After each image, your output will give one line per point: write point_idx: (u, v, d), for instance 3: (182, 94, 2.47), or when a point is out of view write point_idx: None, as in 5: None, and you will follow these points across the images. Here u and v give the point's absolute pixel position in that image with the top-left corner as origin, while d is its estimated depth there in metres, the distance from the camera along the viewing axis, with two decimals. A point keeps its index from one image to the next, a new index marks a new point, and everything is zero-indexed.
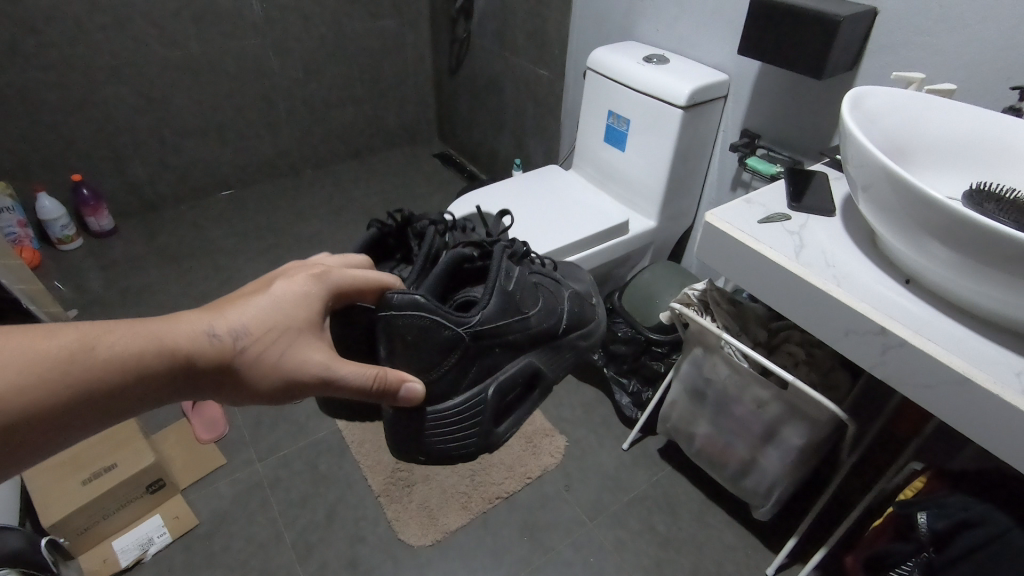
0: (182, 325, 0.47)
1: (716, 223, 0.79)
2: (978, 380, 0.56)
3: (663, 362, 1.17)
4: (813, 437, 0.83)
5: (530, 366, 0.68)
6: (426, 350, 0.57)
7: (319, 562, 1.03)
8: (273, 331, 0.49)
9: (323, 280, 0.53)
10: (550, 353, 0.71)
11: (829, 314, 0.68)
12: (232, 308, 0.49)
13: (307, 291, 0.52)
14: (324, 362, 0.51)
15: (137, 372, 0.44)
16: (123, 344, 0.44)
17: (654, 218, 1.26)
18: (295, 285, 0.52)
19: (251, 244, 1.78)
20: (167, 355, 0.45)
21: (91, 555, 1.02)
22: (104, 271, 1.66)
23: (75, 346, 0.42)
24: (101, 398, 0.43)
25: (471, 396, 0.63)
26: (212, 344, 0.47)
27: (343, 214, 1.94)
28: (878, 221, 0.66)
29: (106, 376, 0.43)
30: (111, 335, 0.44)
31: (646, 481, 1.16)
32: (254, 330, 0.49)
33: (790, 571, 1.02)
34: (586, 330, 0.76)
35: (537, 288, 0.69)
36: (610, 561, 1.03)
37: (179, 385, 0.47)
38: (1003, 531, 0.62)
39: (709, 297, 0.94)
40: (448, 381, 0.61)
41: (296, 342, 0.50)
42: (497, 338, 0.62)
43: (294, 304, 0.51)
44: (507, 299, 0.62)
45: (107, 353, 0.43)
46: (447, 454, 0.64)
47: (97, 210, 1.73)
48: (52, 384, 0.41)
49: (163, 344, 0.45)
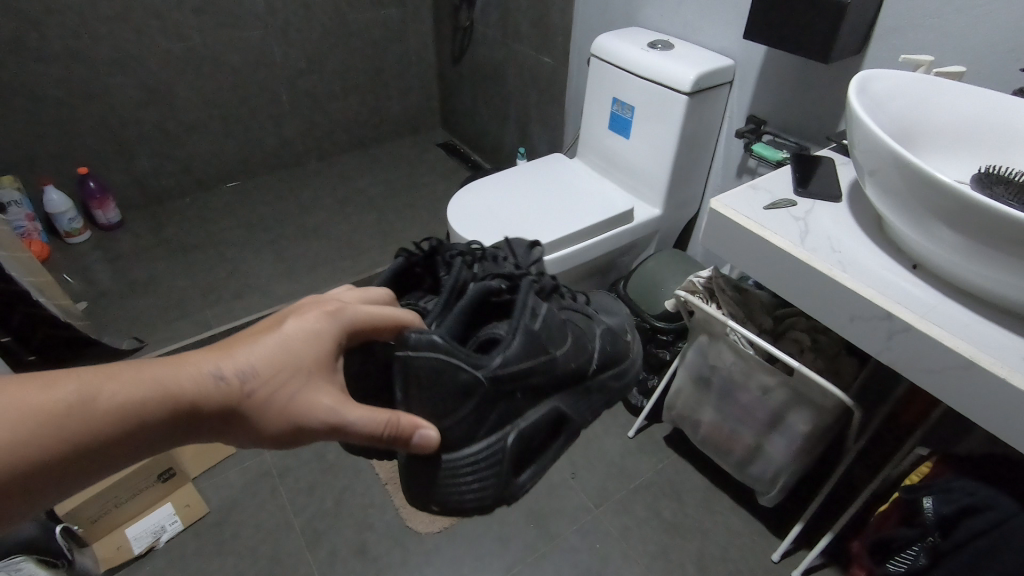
0: (187, 368, 0.44)
1: (721, 210, 0.78)
2: (983, 363, 0.56)
3: (668, 349, 1.18)
4: (818, 423, 0.83)
5: (554, 410, 0.62)
6: (443, 398, 0.52)
7: (329, 548, 1.04)
8: (282, 372, 0.46)
9: (335, 318, 0.50)
10: (578, 395, 0.66)
11: (835, 300, 0.68)
12: (242, 349, 0.46)
13: (319, 331, 0.49)
14: (333, 407, 0.47)
15: (139, 421, 0.41)
16: (123, 392, 0.41)
17: (659, 206, 1.25)
18: (307, 323, 0.49)
19: (256, 235, 1.79)
20: (170, 402, 0.42)
21: (104, 543, 1.03)
22: (112, 263, 1.67)
23: (76, 394, 0.40)
24: (101, 449, 0.40)
25: (492, 443, 0.56)
26: (218, 388, 0.44)
27: (347, 204, 1.94)
28: (884, 206, 0.65)
29: (106, 427, 0.40)
30: (113, 382, 0.41)
31: (652, 469, 1.17)
32: (263, 372, 0.45)
33: (795, 557, 1.03)
34: (616, 370, 0.72)
35: (565, 325, 0.64)
36: (616, 547, 1.04)
37: (182, 433, 0.44)
38: (1009, 515, 0.62)
39: (715, 284, 0.93)
40: (466, 424, 0.54)
41: (306, 384, 0.47)
42: (522, 382, 0.57)
43: (306, 342, 0.48)
44: (533, 339, 0.57)
45: (109, 402, 0.40)
46: (464, 500, 0.56)
47: (104, 203, 1.74)
48: (47, 436, 0.38)
49: (164, 390, 0.42)
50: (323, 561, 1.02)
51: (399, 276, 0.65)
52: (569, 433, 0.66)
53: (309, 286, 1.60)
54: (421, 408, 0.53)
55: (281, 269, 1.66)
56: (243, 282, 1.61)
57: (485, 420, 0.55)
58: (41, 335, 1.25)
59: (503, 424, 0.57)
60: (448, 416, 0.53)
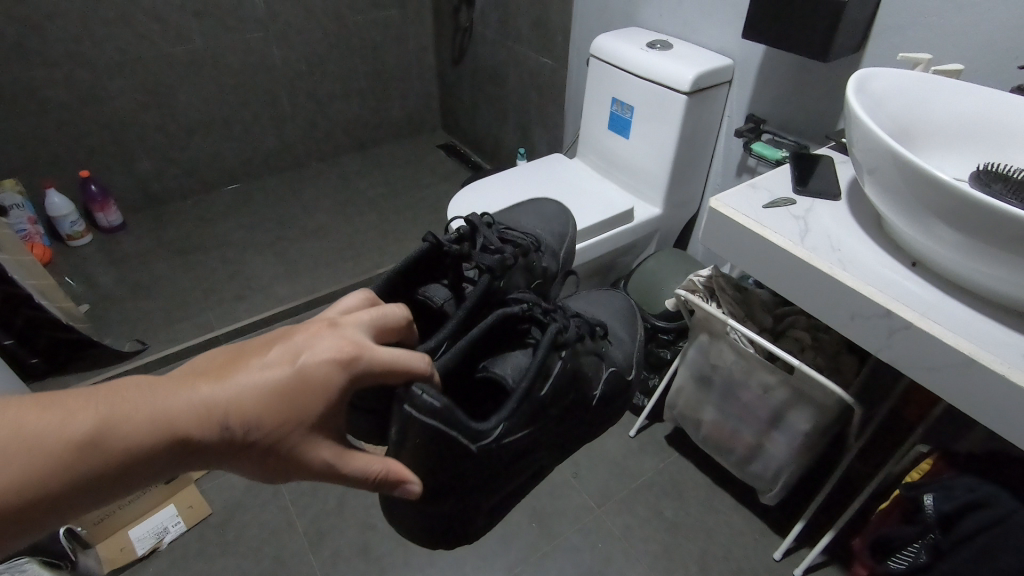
0: (191, 412, 0.40)
1: (721, 208, 0.78)
2: (984, 361, 0.56)
3: (669, 349, 1.18)
4: (819, 421, 0.83)
5: (532, 461, 0.66)
6: (435, 462, 0.53)
7: (331, 548, 1.05)
8: (286, 424, 0.43)
9: (350, 369, 0.44)
10: (558, 441, 0.71)
11: (835, 298, 0.68)
12: (249, 393, 0.42)
13: (332, 383, 0.44)
14: (333, 461, 0.45)
15: (142, 465, 0.39)
16: (126, 436, 0.38)
17: (659, 205, 1.25)
18: (321, 367, 0.43)
19: (257, 237, 1.79)
20: (173, 449, 0.39)
21: (108, 544, 1.03)
22: (114, 266, 1.67)
23: (84, 434, 0.37)
24: (99, 487, 0.38)
25: (472, 495, 0.60)
26: (219, 439, 0.41)
27: (348, 205, 1.95)
28: (883, 205, 0.66)
29: (110, 471, 0.38)
30: (118, 422, 0.38)
31: (654, 468, 1.17)
32: (268, 423, 0.42)
33: (797, 555, 1.02)
34: (600, 411, 0.77)
35: (569, 378, 0.65)
36: (618, 546, 1.04)
37: (184, 472, 0.42)
38: (1009, 511, 0.62)
39: (715, 284, 0.93)
40: (453, 484, 0.56)
41: (309, 437, 0.44)
42: (512, 443, 0.59)
43: (316, 392, 0.43)
44: (530, 404, 0.58)
45: (114, 445, 0.38)
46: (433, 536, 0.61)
47: (106, 206, 1.74)
48: (52, 477, 0.36)
49: (166, 436, 0.39)
50: (326, 562, 1.03)
51: (425, 262, 0.70)
52: (537, 472, 0.72)
53: (310, 287, 1.60)
54: (416, 461, 0.52)
55: (283, 270, 1.66)
56: (245, 284, 1.61)
57: (473, 480, 0.57)
58: (45, 336, 1.27)
59: (488, 480, 0.60)
60: (434, 474, 0.54)
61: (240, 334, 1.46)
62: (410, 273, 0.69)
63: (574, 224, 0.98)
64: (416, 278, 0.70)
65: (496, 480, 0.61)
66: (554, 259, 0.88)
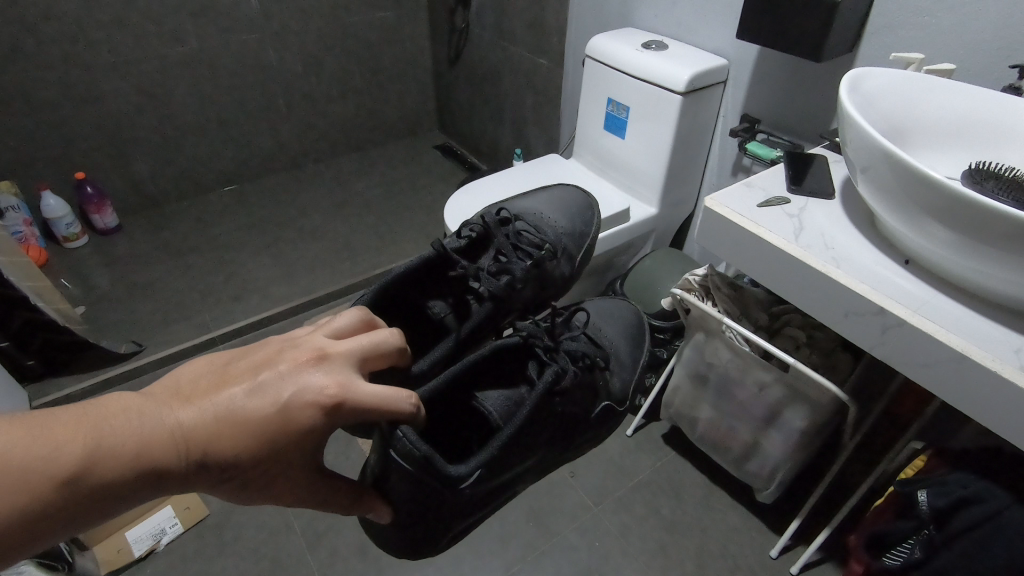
0: (175, 446, 0.40)
1: (715, 207, 0.79)
2: (974, 356, 0.57)
3: (665, 348, 1.18)
4: (814, 419, 0.84)
5: (509, 489, 0.70)
6: (415, 494, 0.57)
7: (329, 549, 1.05)
8: (267, 460, 0.43)
9: (335, 414, 0.44)
10: (536, 471, 0.75)
11: (828, 297, 0.69)
12: (233, 432, 0.42)
13: (316, 424, 0.44)
14: None
15: (125, 499, 0.39)
16: (111, 471, 0.38)
17: (655, 205, 1.26)
18: (306, 408, 0.43)
19: (255, 238, 1.79)
20: (156, 483, 0.40)
21: (105, 546, 1.02)
22: (110, 268, 1.67)
23: (70, 468, 0.37)
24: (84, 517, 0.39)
25: (446, 523, 0.64)
26: (201, 474, 0.41)
27: (345, 206, 1.95)
28: (877, 204, 0.66)
29: (93, 503, 0.38)
30: (104, 456, 0.38)
31: (651, 466, 1.17)
32: (249, 460, 0.43)
33: (794, 553, 1.03)
34: (582, 441, 0.80)
35: (551, 417, 0.68)
36: (615, 546, 1.04)
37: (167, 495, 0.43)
38: (1003, 507, 0.63)
39: (710, 282, 0.94)
40: (429, 513, 0.60)
41: None
42: (490, 479, 0.62)
43: (299, 432, 0.43)
44: (510, 445, 0.61)
45: (98, 481, 0.38)
46: (408, 554, 0.66)
47: (102, 207, 1.74)
48: (34, 511, 0.36)
49: (151, 472, 0.39)
50: (324, 562, 1.03)
51: (433, 271, 0.74)
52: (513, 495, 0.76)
53: (307, 288, 1.60)
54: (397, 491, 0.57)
55: (280, 271, 1.66)
56: (241, 285, 1.61)
57: (448, 510, 0.61)
58: (40, 337, 1.27)
59: (462, 509, 0.64)
60: (409, 506, 0.58)
61: (237, 335, 1.46)
62: (414, 279, 0.72)
63: (597, 210, 0.98)
64: (424, 282, 0.74)
65: (469, 509, 0.65)
66: (569, 263, 0.87)
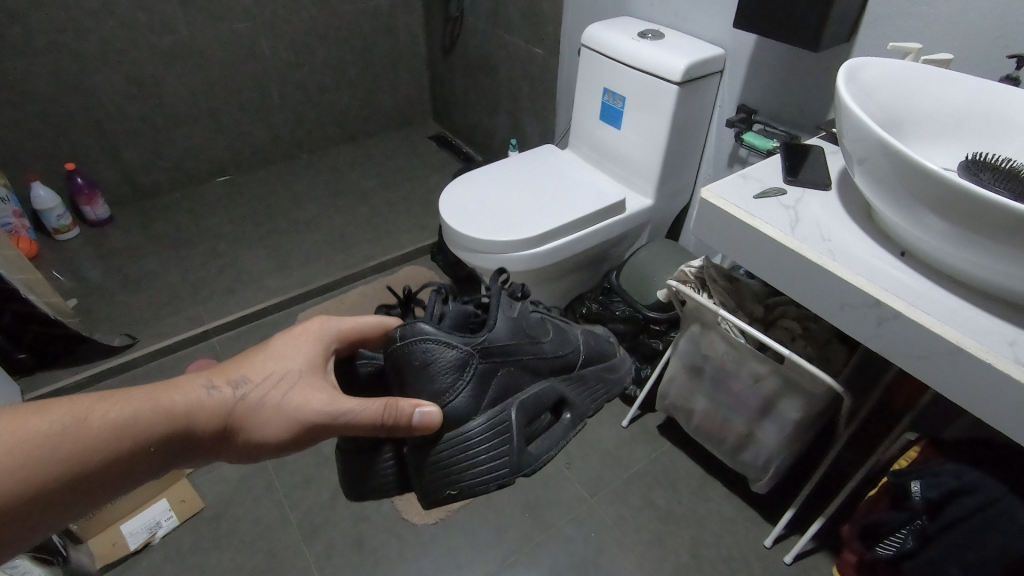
0: (182, 387, 0.49)
1: (711, 199, 0.78)
2: (969, 349, 0.57)
3: (660, 339, 1.18)
4: (809, 409, 0.84)
5: (551, 390, 0.66)
6: (441, 377, 0.57)
7: (325, 541, 1.05)
8: (270, 379, 0.53)
9: (313, 337, 0.57)
10: (574, 382, 0.70)
11: (825, 288, 0.68)
12: (231, 368, 0.53)
13: (301, 346, 0.56)
14: (327, 400, 0.53)
15: (134, 439, 0.45)
16: (120, 411, 0.45)
17: (651, 196, 1.25)
18: (287, 341, 0.56)
19: (248, 230, 1.78)
20: (166, 416, 0.47)
21: (100, 539, 1.01)
22: (100, 261, 1.65)
23: (68, 420, 0.43)
24: (104, 466, 0.44)
25: (493, 416, 0.60)
26: (211, 398, 0.50)
27: (339, 197, 1.93)
28: (872, 194, 0.66)
29: (102, 448, 0.44)
30: (109, 403, 0.45)
31: (647, 457, 1.18)
32: (254, 379, 0.52)
33: (788, 542, 1.04)
34: (608, 364, 0.77)
35: (543, 318, 0.70)
36: (611, 537, 1.05)
37: (186, 445, 0.49)
38: (996, 498, 0.63)
39: (706, 274, 0.93)
40: (469, 398, 0.59)
41: (295, 387, 0.53)
42: (508, 359, 0.62)
43: (288, 354, 0.55)
44: (508, 322, 0.63)
45: (103, 422, 0.44)
46: (480, 479, 0.58)
47: (92, 199, 1.72)
48: (42, 462, 0.41)
49: (162, 406, 0.47)
50: (319, 555, 1.03)
51: None
52: (570, 413, 0.68)
53: (301, 280, 1.59)
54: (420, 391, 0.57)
55: (273, 264, 1.65)
56: (235, 278, 1.60)
57: (481, 395, 0.60)
58: (32, 331, 1.27)
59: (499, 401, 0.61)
60: (446, 397, 0.57)
61: (230, 328, 1.46)
62: None
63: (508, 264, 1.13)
64: None
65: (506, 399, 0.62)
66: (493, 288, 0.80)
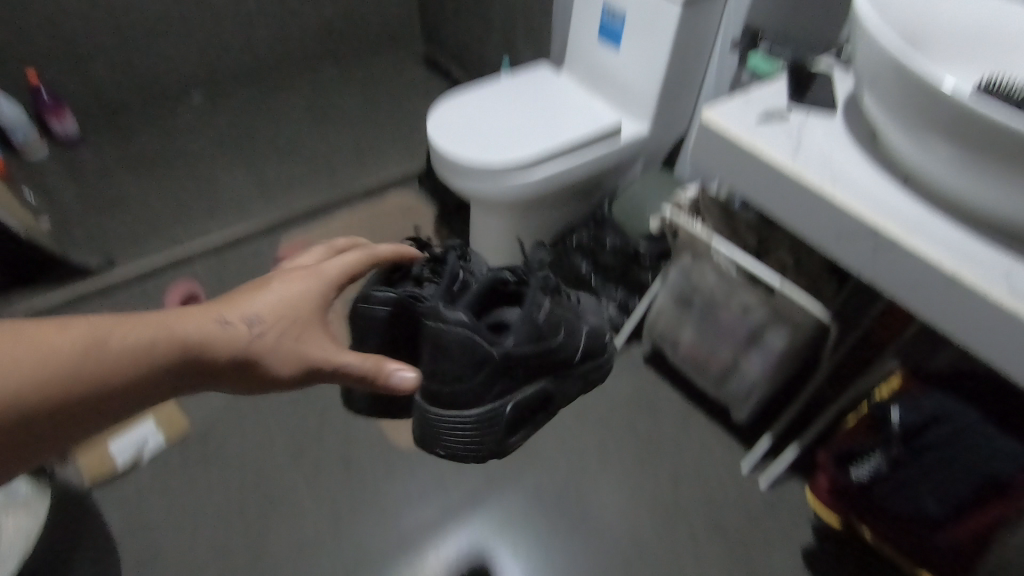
0: (192, 316, 0.41)
1: (712, 121, 0.74)
2: (965, 279, 0.56)
3: (650, 271, 1.18)
4: (795, 339, 0.85)
5: (544, 389, 0.70)
6: (458, 360, 0.58)
7: (314, 460, 1.07)
8: (286, 318, 0.45)
9: (324, 273, 0.50)
10: (567, 378, 0.73)
11: (823, 216, 0.66)
12: (244, 300, 0.45)
13: (314, 283, 0.49)
14: (336, 350, 0.48)
15: (143, 373, 0.37)
16: (130, 338, 0.37)
17: (647, 124, 1.20)
18: (298, 275, 0.48)
19: (228, 151, 1.70)
20: (176, 347, 0.39)
21: (88, 456, 1.03)
22: (73, 180, 1.58)
23: (72, 343, 0.35)
24: (106, 400, 0.36)
25: (488, 409, 0.64)
26: (223, 333, 0.42)
27: (322, 119, 1.84)
28: (881, 119, 0.64)
29: (107, 380, 0.36)
30: (116, 328, 0.37)
31: (631, 386, 1.19)
32: (270, 317, 0.45)
33: (763, 467, 1.08)
34: (602, 359, 0.77)
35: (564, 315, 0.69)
36: (593, 460, 1.08)
37: (188, 383, 0.41)
38: (970, 424, 0.66)
39: (700, 203, 0.92)
40: (476, 391, 0.62)
41: (309, 332, 0.47)
42: (523, 362, 0.64)
43: (302, 292, 0.48)
44: (535, 327, 0.63)
45: (112, 348, 0.36)
46: (459, 456, 0.66)
47: (60, 113, 1.62)
48: (39, 387, 0.33)
49: (175, 337, 0.39)
50: (308, 473, 1.05)
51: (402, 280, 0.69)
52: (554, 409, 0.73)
53: (284, 204, 1.54)
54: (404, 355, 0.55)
55: (255, 187, 1.59)
56: (215, 201, 1.54)
57: (486, 387, 0.63)
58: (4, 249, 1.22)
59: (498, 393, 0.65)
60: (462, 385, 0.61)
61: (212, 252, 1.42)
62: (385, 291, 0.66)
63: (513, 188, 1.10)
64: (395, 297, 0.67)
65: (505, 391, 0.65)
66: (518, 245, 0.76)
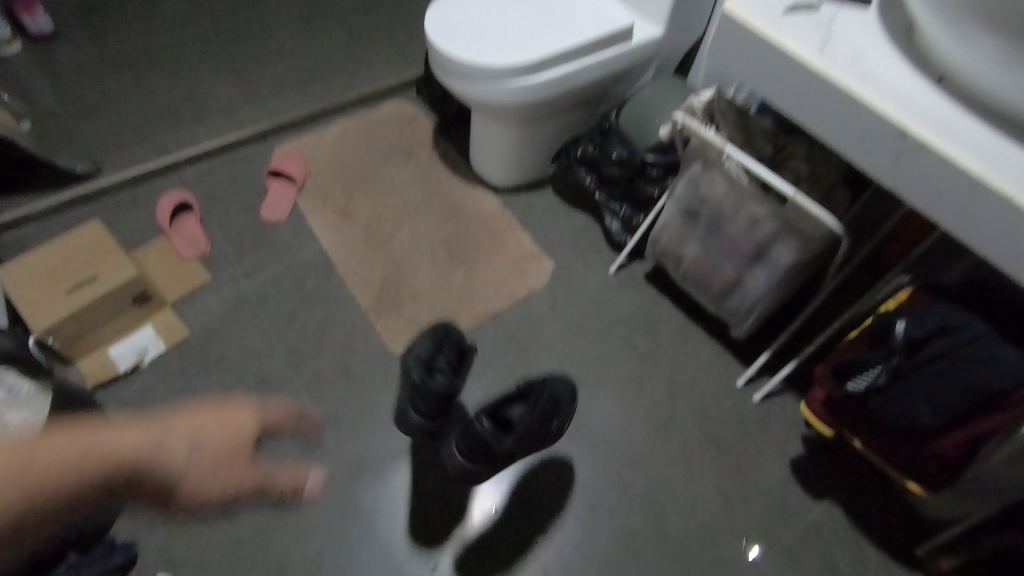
0: (126, 435, 0.48)
1: (735, 11, 0.67)
2: (993, 184, 0.54)
3: (656, 185, 1.13)
4: (803, 253, 0.83)
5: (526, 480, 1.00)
6: (473, 444, 0.88)
7: (314, 368, 1.08)
8: (199, 446, 0.50)
9: (251, 414, 0.53)
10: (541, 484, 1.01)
11: (848, 118, 0.62)
12: (174, 425, 0.50)
13: (241, 417, 0.52)
14: (244, 478, 0.51)
15: (65, 488, 0.45)
16: (62, 458, 0.45)
17: (662, 26, 1.12)
18: (230, 414, 0.52)
19: (213, 52, 1.60)
20: (108, 470, 0.47)
21: (89, 360, 1.04)
22: (51, 81, 1.50)
23: (19, 461, 0.43)
24: (38, 509, 0.44)
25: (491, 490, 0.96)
26: (144, 454, 0.48)
27: (312, 19, 1.72)
28: (921, 10, 0.59)
29: (36, 492, 0.43)
30: (58, 447, 0.45)
31: (632, 301, 1.18)
32: (186, 445, 0.49)
33: (759, 382, 1.09)
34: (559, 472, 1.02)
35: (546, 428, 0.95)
36: (590, 373, 1.09)
37: (109, 496, 0.48)
38: (977, 336, 0.65)
39: (715, 107, 0.86)
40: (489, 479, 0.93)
41: (222, 466, 0.50)
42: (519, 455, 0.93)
43: (227, 429, 0.51)
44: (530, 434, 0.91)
45: (43, 466, 0.44)
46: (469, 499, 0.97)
47: (30, 6, 1.53)
48: None
49: (105, 461, 0.47)
50: (308, 381, 1.06)
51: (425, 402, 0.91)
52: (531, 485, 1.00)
53: (275, 111, 1.47)
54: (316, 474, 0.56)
55: (244, 92, 1.51)
56: (203, 106, 1.47)
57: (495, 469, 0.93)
58: None
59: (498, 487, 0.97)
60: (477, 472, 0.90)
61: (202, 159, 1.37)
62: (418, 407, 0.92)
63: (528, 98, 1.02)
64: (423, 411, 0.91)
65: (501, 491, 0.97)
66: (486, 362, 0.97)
